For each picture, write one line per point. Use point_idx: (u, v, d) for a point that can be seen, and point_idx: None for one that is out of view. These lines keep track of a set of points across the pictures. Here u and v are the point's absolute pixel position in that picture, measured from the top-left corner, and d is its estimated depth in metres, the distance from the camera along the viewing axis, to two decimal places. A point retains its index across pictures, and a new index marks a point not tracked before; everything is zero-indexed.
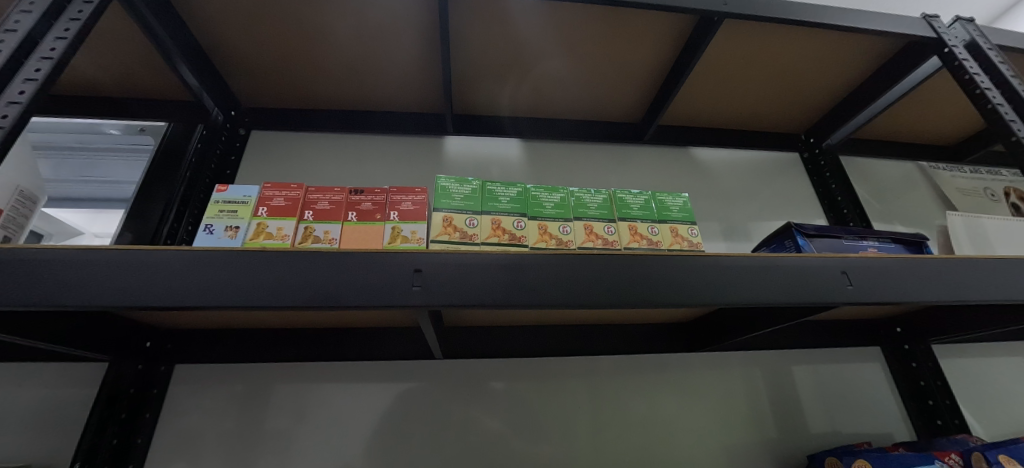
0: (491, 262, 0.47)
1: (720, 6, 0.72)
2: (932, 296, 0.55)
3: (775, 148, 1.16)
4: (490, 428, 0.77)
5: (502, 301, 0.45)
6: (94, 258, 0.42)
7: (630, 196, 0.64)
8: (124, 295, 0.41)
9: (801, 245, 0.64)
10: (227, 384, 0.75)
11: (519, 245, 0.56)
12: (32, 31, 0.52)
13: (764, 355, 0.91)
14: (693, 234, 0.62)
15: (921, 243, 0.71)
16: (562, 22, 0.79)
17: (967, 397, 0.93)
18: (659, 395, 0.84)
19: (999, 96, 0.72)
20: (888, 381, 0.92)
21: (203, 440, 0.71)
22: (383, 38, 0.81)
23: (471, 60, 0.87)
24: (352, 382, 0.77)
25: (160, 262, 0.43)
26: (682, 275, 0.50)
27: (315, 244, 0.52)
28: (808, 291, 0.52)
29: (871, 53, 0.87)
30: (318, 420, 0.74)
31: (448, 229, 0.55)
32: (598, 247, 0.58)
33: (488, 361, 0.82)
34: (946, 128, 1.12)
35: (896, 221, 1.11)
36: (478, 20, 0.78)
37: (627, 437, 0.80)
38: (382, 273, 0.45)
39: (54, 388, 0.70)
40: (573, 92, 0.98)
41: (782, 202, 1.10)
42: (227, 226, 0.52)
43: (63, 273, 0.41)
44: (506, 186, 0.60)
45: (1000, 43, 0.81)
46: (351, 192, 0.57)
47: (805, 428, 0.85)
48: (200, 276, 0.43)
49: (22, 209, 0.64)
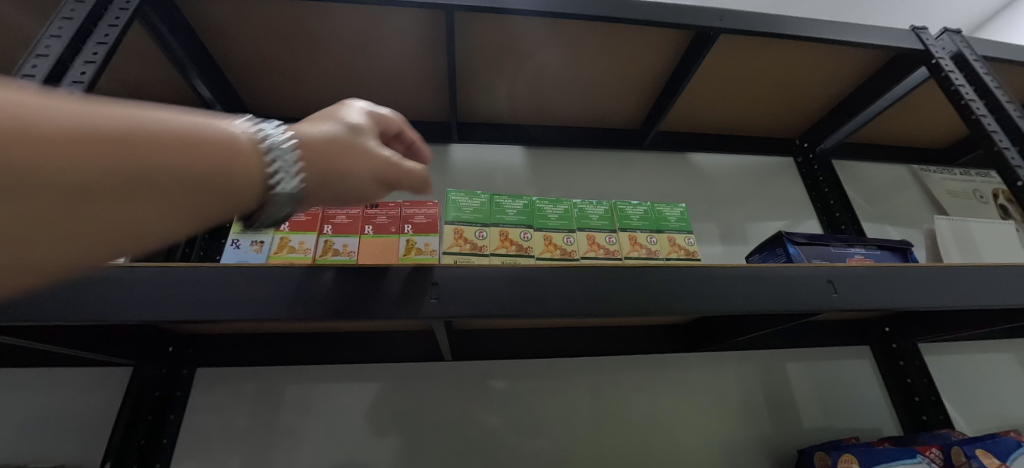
0: (501, 275, 0.50)
1: (716, 22, 0.76)
2: (913, 302, 0.58)
3: (770, 152, 1.19)
4: (495, 426, 0.81)
5: (509, 312, 0.48)
6: (134, 274, 0.45)
7: (631, 207, 0.67)
8: (162, 309, 0.44)
9: (791, 253, 0.68)
10: (245, 385, 0.78)
11: (526, 255, 0.59)
12: (62, 57, 0.54)
13: (759, 353, 0.95)
14: (689, 243, 0.65)
15: (906, 249, 0.75)
16: (568, 36, 0.82)
17: (950, 392, 0.97)
18: (657, 392, 0.88)
19: (982, 108, 0.75)
20: (877, 378, 0.96)
21: (222, 438, 0.75)
22: (392, 49, 0.84)
23: (476, 69, 0.90)
24: (364, 383, 0.81)
25: (193, 279, 0.46)
26: (678, 285, 0.54)
27: (335, 257, 0.55)
28: (795, 299, 0.55)
29: (862, 62, 0.90)
30: (332, 419, 0.78)
31: (458, 241, 0.58)
32: (599, 257, 0.62)
33: (493, 362, 0.86)
34: (936, 131, 1.15)
35: (887, 223, 1.15)
36: (484, 33, 0.81)
37: (625, 433, 0.84)
38: (400, 287, 0.48)
39: (85, 391, 0.73)
40: (574, 100, 1.01)
41: (778, 205, 1.13)
42: (252, 240, 0.56)
43: (107, 287, 0.44)
44: (513, 199, 0.63)
45: (986, 54, 0.84)
46: (367, 207, 0.60)
47: (796, 424, 0.89)
48: (231, 293, 0.46)
49: None
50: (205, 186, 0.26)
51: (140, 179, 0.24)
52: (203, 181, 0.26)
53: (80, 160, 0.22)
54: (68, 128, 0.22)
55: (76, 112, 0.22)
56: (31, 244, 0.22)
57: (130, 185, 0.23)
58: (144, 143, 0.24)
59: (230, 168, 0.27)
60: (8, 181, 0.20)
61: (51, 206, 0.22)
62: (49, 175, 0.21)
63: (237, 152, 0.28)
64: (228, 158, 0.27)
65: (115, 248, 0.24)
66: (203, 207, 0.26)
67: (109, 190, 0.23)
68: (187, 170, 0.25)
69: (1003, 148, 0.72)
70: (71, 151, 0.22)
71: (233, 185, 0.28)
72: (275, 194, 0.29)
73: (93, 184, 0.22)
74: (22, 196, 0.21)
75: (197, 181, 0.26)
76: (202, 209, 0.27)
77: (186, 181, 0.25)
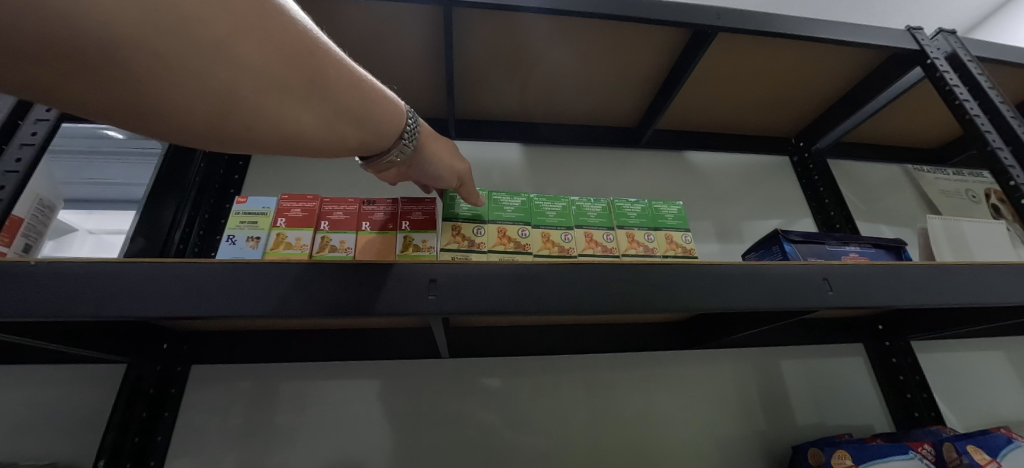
0: (499, 272, 0.50)
1: (713, 20, 0.76)
2: (907, 300, 0.59)
3: (766, 151, 1.20)
4: (489, 425, 0.81)
5: (506, 308, 0.48)
6: (129, 270, 0.45)
7: (628, 204, 0.67)
8: (156, 305, 0.44)
9: (787, 251, 0.68)
10: (240, 383, 0.78)
11: (524, 252, 0.59)
12: None
13: (754, 350, 0.95)
14: (687, 241, 0.66)
15: (900, 247, 0.75)
16: (566, 32, 0.82)
17: (941, 389, 0.98)
18: (654, 389, 0.88)
19: (976, 108, 0.76)
20: (870, 375, 0.97)
21: (216, 436, 0.74)
22: (388, 44, 0.83)
23: (475, 65, 0.89)
24: (361, 380, 0.81)
25: (189, 274, 0.46)
26: (675, 282, 0.54)
27: (332, 254, 0.55)
28: (792, 297, 0.55)
29: (859, 62, 0.91)
30: (327, 415, 0.77)
31: (457, 238, 0.58)
32: (597, 255, 0.62)
33: (489, 359, 0.86)
34: (929, 131, 1.17)
35: (881, 222, 1.16)
36: (482, 28, 0.80)
37: (620, 430, 0.84)
38: (399, 284, 0.48)
39: (77, 388, 0.73)
40: (573, 98, 1.01)
41: (773, 204, 1.14)
42: (248, 236, 0.56)
43: (100, 283, 0.44)
44: (510, 196, 0.64)
45: (979, 54, 0.85)
46: (364, 203, 0.60)
47: (790, 421, 0.90)
48: (227, 288, 0.46)
49: (40, 217, 0.65)
50: (377, 123, 0.40)
51: (354, 107, 0.38)
52: (376, 120, 0.40)
53: (340, 86, 0.36)
54: (339, 62, 0.36)
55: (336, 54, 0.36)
56: (288, 123, 0.33)
57: (349, 109, 0.37)
58: (362, 85, 0.38)
59: (389, 118, 0.42)
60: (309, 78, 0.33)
61: (315, 107, 0.34)
62: (327, 87, 0.35)
63: (394, 110, 0.43)
64: (391, 111, 0.42)
65: (318, 145, 0.37)
66: (367, 135, 0.40)
67: (343, 106, 0.36)
68: (373, 111, 0.40)
69: (996, 148, 0.72)
70: (338, 77, 0.35)
71: (388, 129, 0.42)
72: (404, 146, 0.45)
73: (338, 101, 0.36)
74: (309, 95, 0.34)
75: (376, 123, 0.41)
76: (366, 137, 0.40)
77: (373, 118, 0.40)
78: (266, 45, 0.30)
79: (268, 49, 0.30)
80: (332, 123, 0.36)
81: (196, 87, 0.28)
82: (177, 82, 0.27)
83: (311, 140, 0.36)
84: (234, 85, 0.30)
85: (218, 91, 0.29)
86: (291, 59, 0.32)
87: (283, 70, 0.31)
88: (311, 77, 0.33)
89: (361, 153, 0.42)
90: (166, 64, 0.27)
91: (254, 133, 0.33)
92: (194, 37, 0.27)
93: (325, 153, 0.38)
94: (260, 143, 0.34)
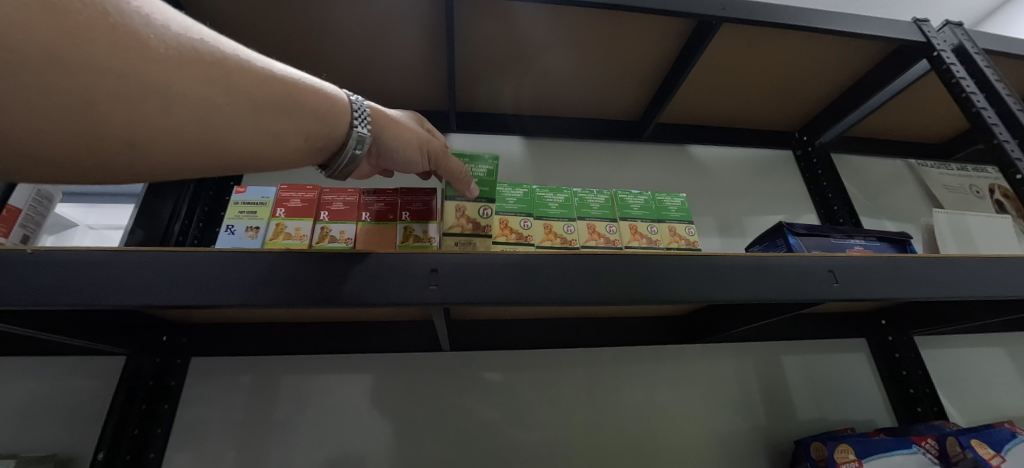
0: (502, 263, 0.50)
1: (718, 10, 0.75)
2: (913, 293, 0.58)
3: (769, 145, 1.19)
4: (488, 420, 0.80)
5: (508, 298, 0.48)
6: (123, 259, 0.44)
7: (631, 196, 0.67)
8: (149, 295, 0.43)
9: (791, 244, 0.68)
10: (240, 376, 0.78)
11: (526, 243, 0.59)
12: None
13: (755, 345, 0.95)
14: (689, 233, 0.65)
15: (905, 241, 0.75)
16: (566, 24, 0.81)
17: (944, 384, 0.98)
18: (654, 384, 0.88)
19: (983, 102, 0.75)
20: (872, 370, 0.97)
21: (214, 428, 0.74)
22: (386, 37, 0.82)
23: (474, 57, 0.88)
24: (359, 375, 0.80)
25: (181, 264, 0.45)
26: (679, 274, 0.53)
27: (331, 244, 0.54)
28: (797, 289, 0.55)
29: (865, 54, 0.90)
30: (325, 409, 0.77)
31: (461, 222, 0.56)
32: (600, 246, 0.61)
33: (488, 354, 0.85)
34: (933, 125, 1.16)
35: (884, 217, 1.15)
36: (481, 20, 0.79)
37: (620, 425, 0.84)
38: (400, 274, 0.48)
39: (75, 381, 0.72)
40: (574, 90, 1.00)
41: (776, 198, 1.13)
42: (248, 227, 0.55)
43: (94, 272, 0.43)
44: (512, 187, 0.63)
45: (987, 47, 0.84)
46: (363, 194, 0.59)
47: (792, 416, 0.89)
48: (222, 278, 0.45)
49: (39, 208, 0.64)
50: (311, 114, 0.41)
51: (278, 100, 0.38)
52: (310, 111, 0.41)
53: (252, 81, 0.36)
54: (246, 62, 0.37)
55: (244, 54, 0.37)
56: (213, 128, 0.35)
57: (272, 101, 0.38)
58: (282, 78, 0.39)
59: (327, 111, 0.42)
60: (217, 78, 0.34)
61: (231, 106, 0.35)
62: (239, 87, 0.36)
63: (331, 102, 0.43)
64: (327, 104, 0.42)
65: (256, 145, 0.38)
66: (307, 126, 0.41)
67: (263, 100, 0.37)
68: (301, 103, 0.40)
69: (1004, 141, 0.71)
70: (247, 74, 0.36)
71: (329, 123, 0.43)
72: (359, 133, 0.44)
73: (260, 97, 0.37)
74: (220, 96, 0.35)
75: (312, 112, 0.41)
76: (307, 131, 0.41)
77: (306, 109, 0.40)
78: (163, 55, 0.32)
79: (162, 58, 0.32)
80: (263, 120, 0.37)
81: (120, 98, 0.31)
82: (103, 105, 0.30)
83: (249, 142, 0.37)
84: (140, 98, 0.31)
85: (132, 102, 0.31)
86: (185, 64, 0.33)
87: (186, 74, 0.33)
88: (212, 78, 0.34)
89: (314, 154, 0.43)
90: (86, 87, 0.30)
91: (189, 144, 0.35)
92: (97, 52, 0.29)
93: (273, 155, 0.39)
94: (204, 152, 0.36)
